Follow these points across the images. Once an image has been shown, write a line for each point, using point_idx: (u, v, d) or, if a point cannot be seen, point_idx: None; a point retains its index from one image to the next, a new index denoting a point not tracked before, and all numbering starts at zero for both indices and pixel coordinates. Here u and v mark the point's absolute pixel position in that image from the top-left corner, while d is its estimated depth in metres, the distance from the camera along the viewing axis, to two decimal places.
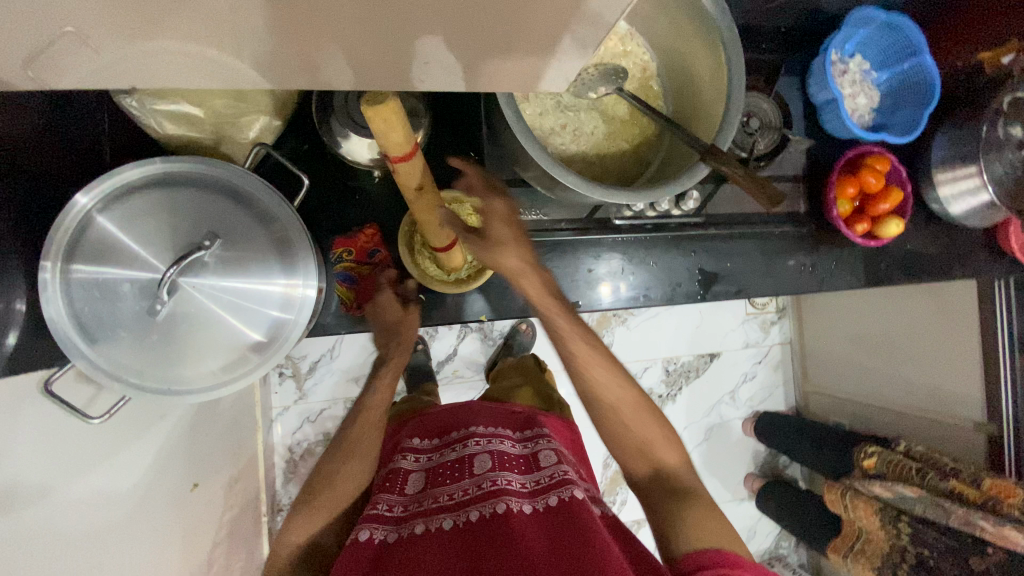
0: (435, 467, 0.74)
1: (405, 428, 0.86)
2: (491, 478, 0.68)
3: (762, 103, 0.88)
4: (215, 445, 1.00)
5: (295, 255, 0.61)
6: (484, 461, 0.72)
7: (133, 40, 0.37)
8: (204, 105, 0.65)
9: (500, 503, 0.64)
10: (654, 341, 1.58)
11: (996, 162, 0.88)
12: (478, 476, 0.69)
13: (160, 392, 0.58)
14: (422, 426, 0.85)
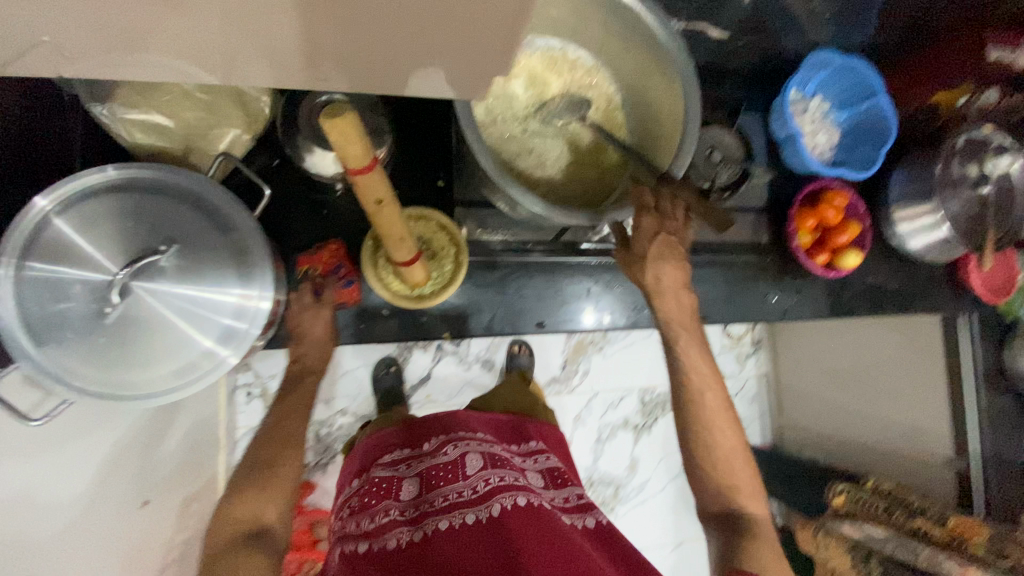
0: (426, 472, 0.76)
1: (383, 433, 0.86)
2: (485, 480, 0.71)
3: (724, 136, 0.91)
4: (170, 463, 0.97)
5: (251, 265, 0.62)
6: (475, 462, 0.75)
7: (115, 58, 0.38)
8: (174, 116, 0.67)
9: (496, 505, 0.68)
10: (630, 370, 1.58)
11: (951, 199, 0.91)
12: (473, 478, 0.72)
13: (106, 396, 0.57)
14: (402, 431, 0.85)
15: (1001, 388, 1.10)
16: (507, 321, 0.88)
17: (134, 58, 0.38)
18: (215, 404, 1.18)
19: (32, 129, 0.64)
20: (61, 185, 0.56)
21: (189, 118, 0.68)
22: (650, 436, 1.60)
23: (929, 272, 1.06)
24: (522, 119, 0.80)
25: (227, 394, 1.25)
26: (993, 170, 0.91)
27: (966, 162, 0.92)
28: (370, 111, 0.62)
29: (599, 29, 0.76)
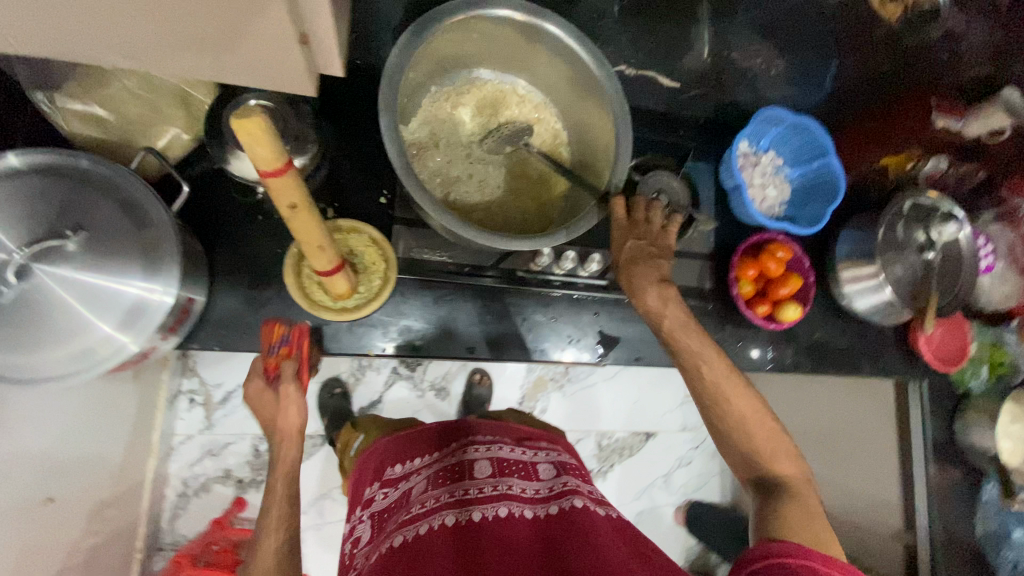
0: (434, 476, 0.75)
1: (392, 443, 0.85)
2: (495, 485, 0.71)
3: (672, 181, 0.90)
4: (88, 461, 0.94)
5: (161, 261, 0.62)
6: (485, 468, 0.75)
7: None
8: (116, 110, 0.67)
9: (503, 508, 0.67)
10: (590, 412, 1.54)
11: (895, 261, 0.92)
12: (483, 482, 0.72)
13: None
14: (409, 441, 0.85)
15: (953, 460, 1.07)
16: (439, 343, 0.88)
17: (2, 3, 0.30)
18: (152, 407, 1.16)
19: None
20: None
21: (129, 116, 0.69)
22: (605, 483, 1.54)
23: (880, 334, 1.05)
24: (465, 145, 0.82)
25: (167, 398, 1.22)
26: (940, 237, 0.92)
27: (913, 227, 0.93)
28: (297, 119, 0.64)
29: (545, 65, 0.79)
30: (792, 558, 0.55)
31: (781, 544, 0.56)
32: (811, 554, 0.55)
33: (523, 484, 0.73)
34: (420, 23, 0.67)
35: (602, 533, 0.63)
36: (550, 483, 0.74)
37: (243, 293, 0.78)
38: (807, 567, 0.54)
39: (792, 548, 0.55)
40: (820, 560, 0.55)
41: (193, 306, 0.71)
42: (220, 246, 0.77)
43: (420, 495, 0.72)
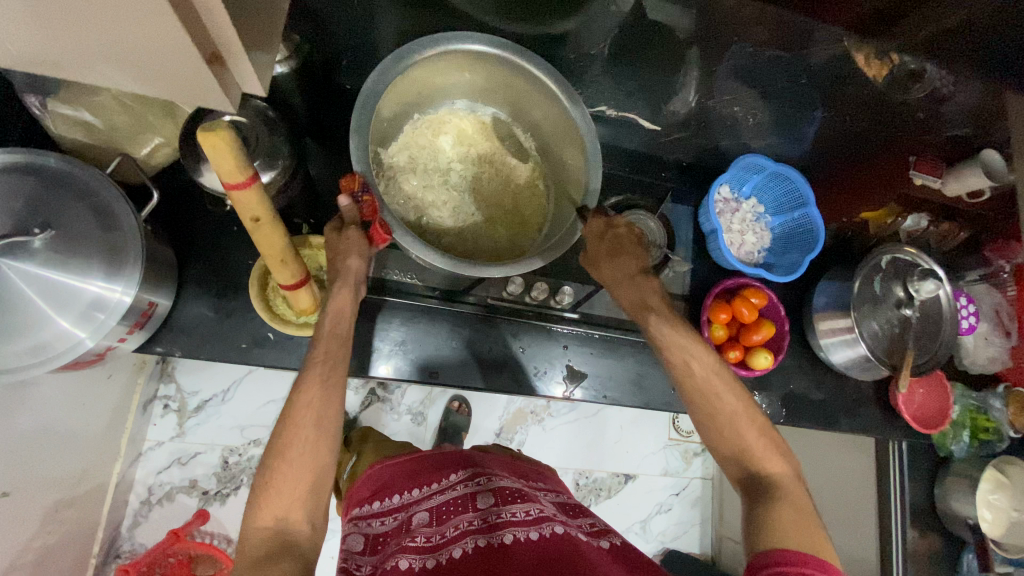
0: (436, 507, 0.75)
1: (389, 474, 0.84)
2: (497, 513, 0.70)
3: (649, 222, 0.92)
4: (48, 460, 0.94)
5: (123, 262, 0.64)
6: (486, 497, 0.73)
7: None
8: (105, 118, 0.68)
9: (508, 535, 0.66)
10: (568, 449, 1.50)
11: (870, 316, 0.91)
12: (485, 511, 0.71)
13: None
14: (409, 470, 0.84)
15: (930, 525, 1.03)
16: (403, 366, 0.88)
17: None
18: (124, 411, 1.16)
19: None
20: None
21: (117, 121, 0.69)
22: None
23: (858, 389, 1.02)
24: (443, 173, 0.84)
25: (141, 403, 1.23)
26: (917, 294, 0.90)
27: (891, 282, 0.93)
28: (269, 136, 0.66)
29: (525, 99, 0.82)
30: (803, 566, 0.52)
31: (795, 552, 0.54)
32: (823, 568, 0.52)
33: (523, 508, 0.71)
34: (397, 53, 0.70)
35: (602, 565, 0.61)
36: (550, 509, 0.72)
37: (210, 302, 0.79)
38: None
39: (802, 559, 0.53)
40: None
41: (155, 310, 0.72)
42: (192, 255, 0.79)
43: (423, 527, 0.72)
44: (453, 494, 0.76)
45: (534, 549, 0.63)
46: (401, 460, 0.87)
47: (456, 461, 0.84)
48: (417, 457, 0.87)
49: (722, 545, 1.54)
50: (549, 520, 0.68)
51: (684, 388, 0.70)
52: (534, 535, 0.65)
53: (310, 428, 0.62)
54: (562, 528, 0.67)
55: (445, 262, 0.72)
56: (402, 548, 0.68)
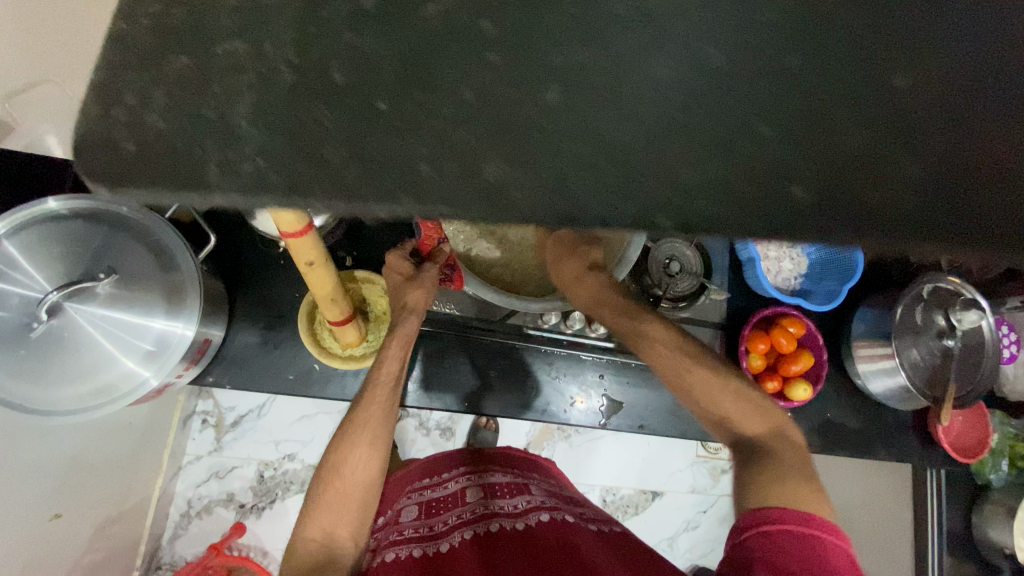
0: (428, 503, 0.77)
1: (395, 485, 0.87)
2: (485, 505, 0.72)
3: (685, 250, 0.93)
4: (98, 480, 0.97)
5: (183, 302, 0.66)
6: (475, 493, 0.77)
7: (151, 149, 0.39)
8: None
9: (496, 522, 0.68)
10: (596, 465, 1.51)
11: (910, 345, 0.90)
12: (472, 505, 0.73)
13: (27, 413, 0.57)
14: (406, 477, 0.88)
15: (965, 552, 1.02)
16: (442, 394, 0.90)
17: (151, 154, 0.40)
18: (166, 428, 1.19)
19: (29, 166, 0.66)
20: (18, 210, 0.59)
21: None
22: None
23: (896, 418, 1.01)
24: None
25: (182, 418, 1.26)
26: (959, 324, 0.87)
27: (933, 312, 0.91)
28: None
29: None
30: (772, 527, 0.52)
31: (758, 513, 0.54)
32: (786, 519, 0.52)
33: (512, 501, 0.73)
34: None
35: (587, 547, 0.62)
36: (540, 499, 0.74)
37: (259, 334, 0.81)
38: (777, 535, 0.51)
39: (768, 518, 0.52)
40: (803, 524, 0.51)
41: (209, 343, 0.74)
42: (241, 287, 0.81)
43: (409, 518, 0.73)
44: (446, 491, 0.79)
45: (517, 535, 0.65)
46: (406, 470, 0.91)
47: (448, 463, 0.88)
48: (413, 467, 0.91)
49: None
50: (536, 510, 0.70)
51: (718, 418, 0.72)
52: (519, 524, 0.66)
53: (364, 448, 0.62)
54: (548, 516, 0.69)
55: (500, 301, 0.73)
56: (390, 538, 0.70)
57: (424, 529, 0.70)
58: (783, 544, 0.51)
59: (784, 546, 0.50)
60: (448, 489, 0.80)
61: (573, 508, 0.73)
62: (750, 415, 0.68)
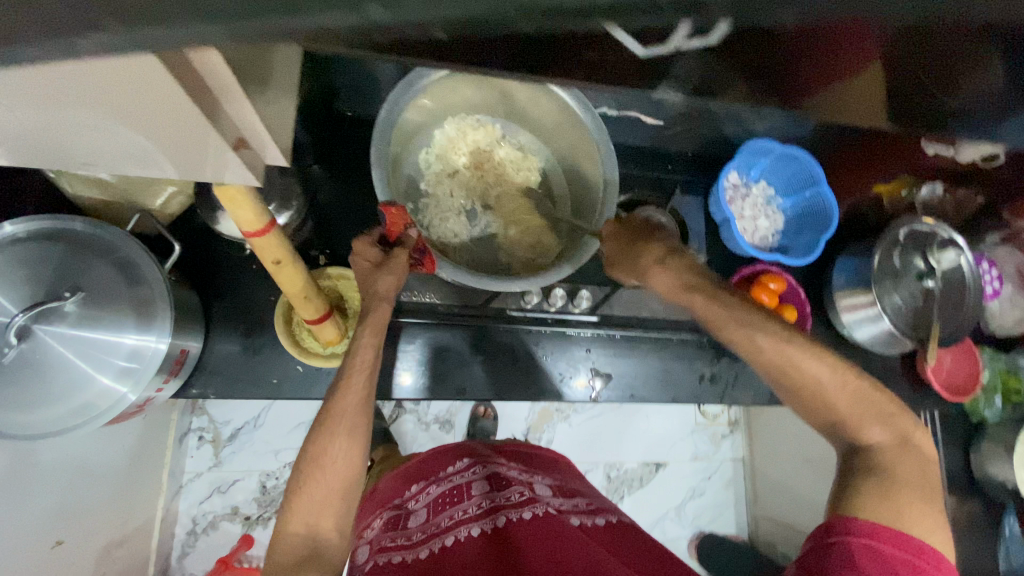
0: (434, 501, 0.70)
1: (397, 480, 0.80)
2: (492, 499, 0.67)
3: (660, 218, 0.93)
4: (98, 504, 0.96)
5: (152, 315, 0.65)
6: (482, 486, 0.70)
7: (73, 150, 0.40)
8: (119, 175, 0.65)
9: (504, 519, 0.63)
10: (597, 443, 1.51)
11: (892, 291, 0.90)
12: (481, 499, 0.68)
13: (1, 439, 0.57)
14: (407, 475, 0.80)
15: (973, 493, 1.02)
16: (433, 383, 0.90)
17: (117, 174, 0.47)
18: (162, 448, 1.19)
19: None
20: None
21: (135, 180, 0.67)
22: None
23: (884, 363, 1.03)
24: (450, 175, 0.83)
25: (177, 437, 1.25)
26: (938, 265, 0.88)
27: (911, 254, 0.92)
28: (281, 179, 0.68)
29: (532, 117, 0.83)
30: (853, 538, 0.50)
31: (842, 519, 0.52)
32: (878, 535, 0.50)
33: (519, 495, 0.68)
34: (407, 80, 0.67)
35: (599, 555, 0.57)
36: (546, 495, 0.69)
37: (239, 341, 0.80)
38: (870, 548, 0.49)
39: (858, 525, 0.51)
40: (892, 542, 0.49)
41: (188, 355, 0.73)
42: (217, 295, 0.80)
43: (417, 521, 0.68)
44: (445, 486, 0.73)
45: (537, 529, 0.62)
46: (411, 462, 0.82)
47: (443, 459, 0.80)
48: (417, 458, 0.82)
49: (760, 524, 1.54)
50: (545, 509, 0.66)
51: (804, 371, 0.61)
52: (527, 516, 0.63)
53: (342, 439, 0.50)
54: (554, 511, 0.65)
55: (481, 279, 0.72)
56: (397, 543, 0.64)
57: (424, 532, 0.65)
58: (859, 554, 0.49)
59: (866, 554, 0.49)
60: (448, 483, 0.73)
61: (577, 500, 0.70)
62: (875, 421, 0.59)
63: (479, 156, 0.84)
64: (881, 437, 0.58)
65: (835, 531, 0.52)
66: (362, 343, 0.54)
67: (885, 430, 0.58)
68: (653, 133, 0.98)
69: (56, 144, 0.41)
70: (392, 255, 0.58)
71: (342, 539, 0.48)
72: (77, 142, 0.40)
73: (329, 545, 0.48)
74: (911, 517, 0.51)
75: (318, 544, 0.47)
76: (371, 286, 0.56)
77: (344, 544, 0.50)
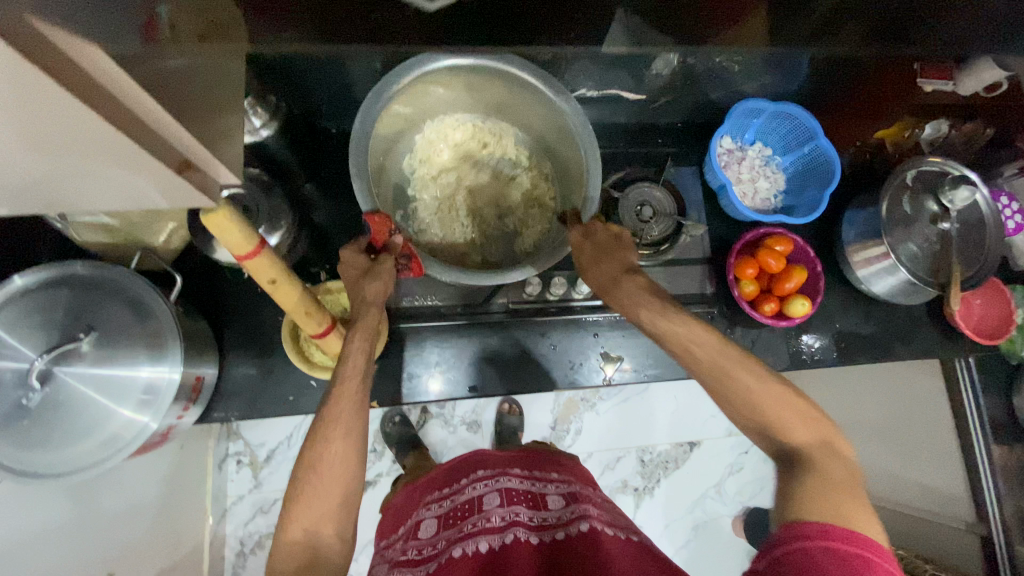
0: (446, 516, 0.70)
1: (413, 496, 0.81)
2: (502, 513, 0.65)
3: (655, 192, 0.93)
4: (146, 533, 1.01)
5: (164, 347, 0.68)
6: (492, 500, 0.68)
7: (45, 187, 0.41)
8: (119, 217, 0.68)
9: (509, 534, 0.61)
10: (627, 429, 1.50)
11: (905, 238, 0.87)
12: (490, 513, 0.66)
13: (34, 479, 0.60)
14: (425, 488, 0.81)
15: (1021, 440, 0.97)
16: (446, 385, 0.91)
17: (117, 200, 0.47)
18: (201, 474, 1.24)
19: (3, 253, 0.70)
20: None
21: (136, 221, 0.71)
22: (653, 501, 1.48)
23: (907, 314, 0.99)
24: (436, 177, 0.84)
25: (215, 462, 1.31)
26: (953, 204, 0.85)
27: (922, 198, 0.88)
28: (268, 202, 0.70)
29: (512, 111, 0.82)
30: (807, 544, 0.46)
31: (791, 527, 0.48)
32: (830, 534, 0.46)
33: (529, 510, 0.66)
34: (377, 88, 0.67)
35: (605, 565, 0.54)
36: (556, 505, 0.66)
37: (254, 364, 0.83)
38: (832, 551, 0.45)
39: (807, 528, 0.47)
40: (846, 541, 0.45)
41: (203, 382, 0.76)
42: (228, 322, 0.83)
43: (429, 538, 0.67)
44: (458, 501, 0.72)
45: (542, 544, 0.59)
46: (431, 473, 0.84)
47: (460, 471, 0.80)
48: (435, 474, 0.82)
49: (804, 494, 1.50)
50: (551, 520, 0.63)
51: (701, 373, 0.60)
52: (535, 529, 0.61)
53: (339, 448, 0.51)
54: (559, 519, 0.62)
55: (473, 276, 0.73)
56: (407, 559, 0.64)
57: (432, 550, 0.64)
58: (819, 558, 0.45)
59: (825, 561, 0.45)
60: (462, 497, 0.72)
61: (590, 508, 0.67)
62: (799, 424, 0.56)
63: (463, 155, 0.85)
64: (812, 441, 0.55)
65: (787, 539, 0.47)
66: (350, 353, 0.55)
67: (805, 431, 0.55)
68: (638, 110, 0.97)
69: (43, 195, 0.43)
70: (378, 261, 0.58)
71: (343, 545, 0.50)
72: (48, 189, 0.42)
73: (331, 551, 0.49)
74: (847, 510, 0.48)
75: (317, 551, 0.48)
76: (358, 293, 0.57)
77: (346, 550, 0.51)
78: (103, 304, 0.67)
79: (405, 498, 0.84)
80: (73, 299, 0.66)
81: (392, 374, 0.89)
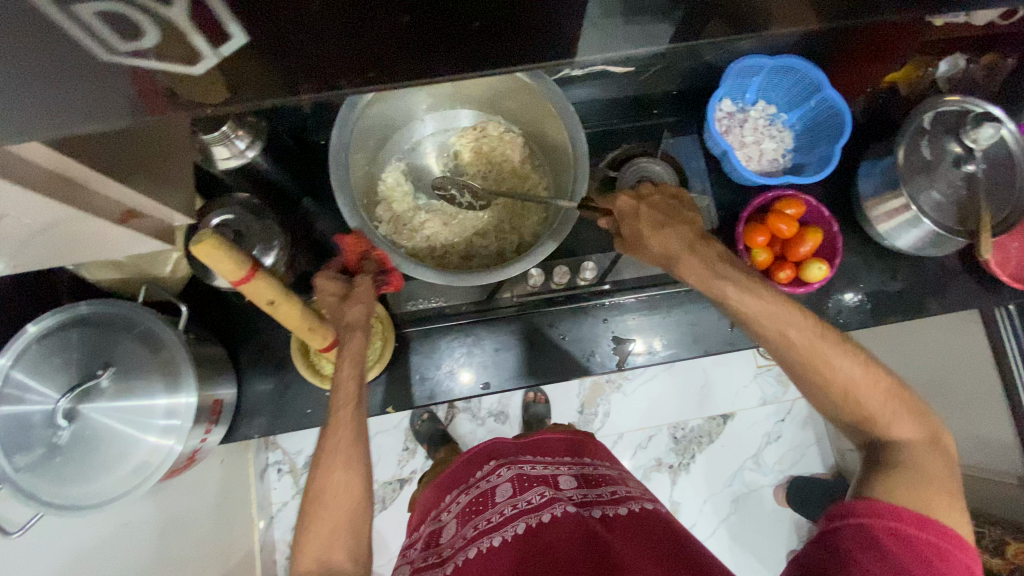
0: (464, 511, 0.71)
1: (436, 491, 0.82)
2: (511, 503, 0.66)
3: (654, 167, 0.89)
4: (197, 545, 1.05)
5: (178, 376, 0.70)
6: (505, 490, 0.69)
7: (28, 219, 0.42)
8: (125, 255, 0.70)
9: (519, 524, 0.62)
10: (655, 406, 1.48)
11: (927, 186, 0.81)
12: (502, 505, 0.66)
13: (74, 511, 0.63)
14: (446, 484, 0.82)
15: None
16: (459, 383, 0.91)
17: (106, 227, 0.48)
18: (245, 485, 1.30)
19: (29, 299, 0.74)
20: (14, 343, 0.65)
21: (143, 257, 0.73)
22: (689, 476, 1.46)
23: (937, 264, 0.93)
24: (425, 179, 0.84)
25: (257, 472, 1.36)
26: (977, 145, 0.78)
27: (942, 141, 0.82)
28: (260, 225, 0.71)
29: (495, 103, 0.80)
30: (872, 522, 0.49)
31: (853, 505, 0.51)
32: (899, 516, 0.48)
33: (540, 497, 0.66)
34: (350, 98, 0.66)
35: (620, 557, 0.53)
36: (567, 489, 0.66)
37: (271, 380, 0.85)
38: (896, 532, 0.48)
39: (877, 509, 0.49)
40: (914, 523, 0.48)
41: (223, 403, 0.79)
42: (244, 341, 0.86)
43: (448, 535, 0.68)
44: (473, 495, 0.72)
45: (553, 529, 0.59)
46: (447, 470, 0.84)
47: (477, 463, 0.80)
48: (454, 469, 0.83)
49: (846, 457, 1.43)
50: (560, 502, 0.63)
51: None
52: (544, 518, 0.61)
53: (339, 469, 0.53)
54: (572, 507, 0.62)
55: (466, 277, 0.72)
56: (429, 561, 0.65)
57: (450, 548, 0.65)
58: (881, 536, 0.48)
59: (889, 540, 0.48)
60: (480, 489, 0.73)
61: (600, 491, 0.67)
62: (900, 416, 0.57)
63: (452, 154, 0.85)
64: (902, 433, 0.56)
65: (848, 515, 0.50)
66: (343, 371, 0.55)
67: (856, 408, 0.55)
68: (630, 84, 0.94)
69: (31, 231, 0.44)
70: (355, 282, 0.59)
71: (356, 565, 0.51)
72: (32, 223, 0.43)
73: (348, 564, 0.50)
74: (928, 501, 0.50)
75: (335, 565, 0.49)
76: (341, 317, 0.57)
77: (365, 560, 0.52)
78: (116, 338, 0.69)
79: (429, 496, 0.84)
80: (87, 336, 0.68)
81: (408, 376, 0.90)
